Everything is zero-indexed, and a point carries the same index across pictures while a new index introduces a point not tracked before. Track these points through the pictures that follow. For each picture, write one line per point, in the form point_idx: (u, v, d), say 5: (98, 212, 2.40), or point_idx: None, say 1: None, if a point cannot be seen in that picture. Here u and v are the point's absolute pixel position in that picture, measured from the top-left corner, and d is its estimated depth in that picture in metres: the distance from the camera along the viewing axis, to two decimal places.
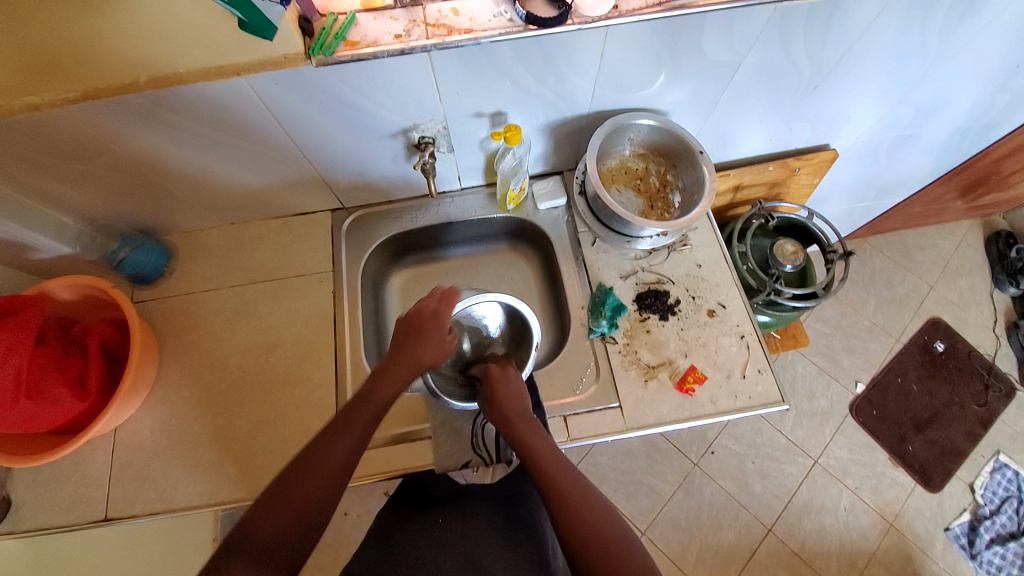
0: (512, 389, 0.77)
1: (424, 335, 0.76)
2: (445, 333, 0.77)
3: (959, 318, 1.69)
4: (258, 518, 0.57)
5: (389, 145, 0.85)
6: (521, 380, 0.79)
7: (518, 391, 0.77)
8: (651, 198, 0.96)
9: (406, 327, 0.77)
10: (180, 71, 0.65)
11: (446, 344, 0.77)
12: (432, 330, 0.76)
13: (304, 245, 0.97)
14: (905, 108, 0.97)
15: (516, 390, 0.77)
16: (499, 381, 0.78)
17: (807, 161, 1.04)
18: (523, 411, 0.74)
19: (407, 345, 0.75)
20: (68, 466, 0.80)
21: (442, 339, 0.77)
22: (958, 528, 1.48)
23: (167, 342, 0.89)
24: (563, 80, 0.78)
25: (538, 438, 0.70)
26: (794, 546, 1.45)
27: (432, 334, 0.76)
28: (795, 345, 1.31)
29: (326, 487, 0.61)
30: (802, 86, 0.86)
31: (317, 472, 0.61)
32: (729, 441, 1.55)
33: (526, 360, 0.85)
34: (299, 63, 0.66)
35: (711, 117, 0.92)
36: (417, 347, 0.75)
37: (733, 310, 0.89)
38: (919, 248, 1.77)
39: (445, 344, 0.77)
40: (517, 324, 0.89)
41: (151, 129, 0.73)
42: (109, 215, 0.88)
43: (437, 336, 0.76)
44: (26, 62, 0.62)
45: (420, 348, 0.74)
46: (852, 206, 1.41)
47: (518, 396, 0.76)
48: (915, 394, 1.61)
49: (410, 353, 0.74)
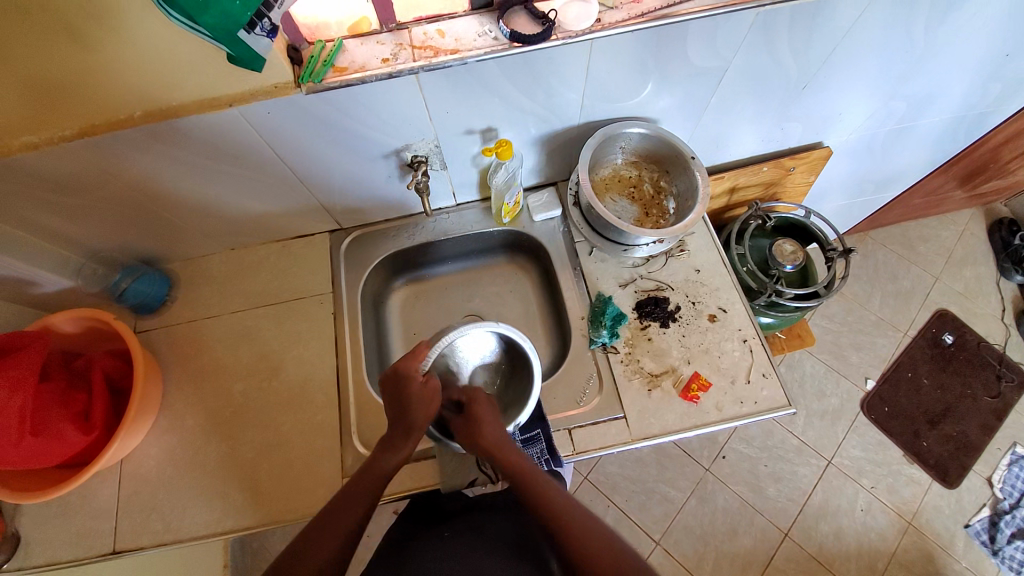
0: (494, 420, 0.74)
1: (406, 392, 0.72)
2: (424, 381, 0.73)
3: (967, 309, 1.67)
4: None
5: (383, 166, 0.86)
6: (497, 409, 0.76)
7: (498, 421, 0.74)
8: (645, 205, 0.96)
9: (389, 388, 0.74)
10: (174, 104, 0.67)
11: (432, 387, 0.73)
12: (410, 385, 0.72)
13: (303, 268, 0.97)
14: (896, 101, 0.97)
15: (495, 419, 0.74)
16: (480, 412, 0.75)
17: (801, 160, 1.05)
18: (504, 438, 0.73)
19: (396, 408, 0.73)
20: (75, 500, 0.80)
21: (424, 387, 0.73)
22: (979, 525, 1.44)
23: (171, 370, 0.89)
24: (552, 94, 0.78)
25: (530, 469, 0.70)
26: (812, 549, 1.42)
27: (412, 391, 0.72)
28: (801, 345, 1.30)
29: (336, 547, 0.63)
30: (790, 87, 0.87)
31: (324, 540, 0.63)
32: (740, 444, 1.53)
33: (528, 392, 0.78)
34: (290, 92, 0.67)
35: (701, 122, 0.92)
36: (404, 409, 0.72)
37: (734, 314, 0.89)
38: (922, 240, 1.75)
39: (432, 394, 0.73)
40: (515, 353, 0.81)
41: (149, 162, 0.74)
42: (111, 247, 0.89)
43: (419, 391, 0.72)
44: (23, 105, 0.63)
45: (405, 409, 0.72)
46: (851, 201, 1.40)
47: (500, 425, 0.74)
48: (927, 389, 1.58)
49: (401, 415, 0.73)
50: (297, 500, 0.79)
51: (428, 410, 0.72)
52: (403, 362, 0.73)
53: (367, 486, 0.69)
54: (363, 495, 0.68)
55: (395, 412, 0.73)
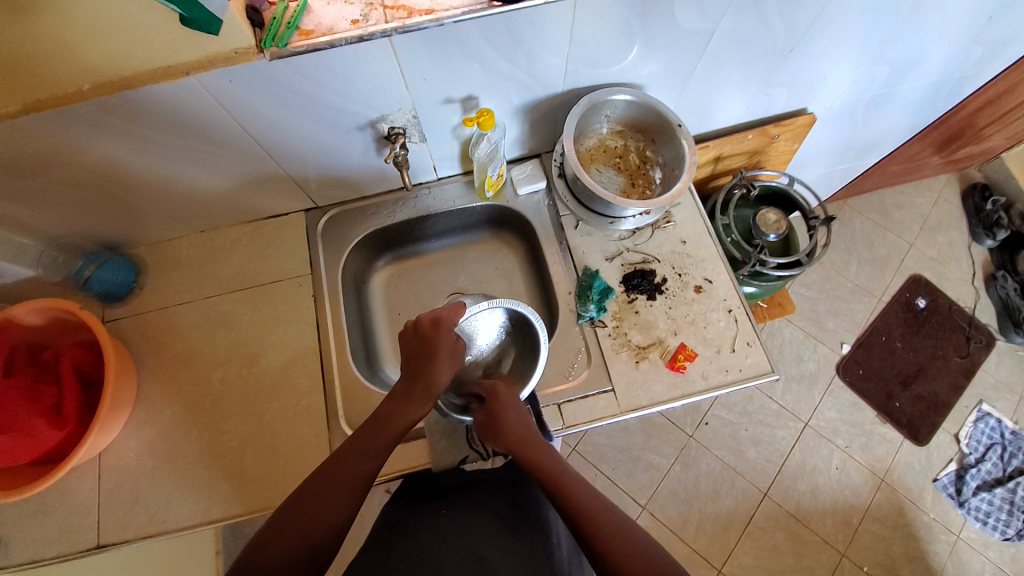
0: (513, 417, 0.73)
1: (436, 347, 0.72)
2: (456, 340, 0.74)
3: (939, 273, 1.72)
4: (264, 546, 0.57)
5: (358, 138, 0.82)
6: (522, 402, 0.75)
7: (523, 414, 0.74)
8: (631, 175, 0.94)
9: (418, 341, 0.73)
10: (125, 74, 0.61)
11: (459, 348, 0.75)
12: (442, 339, 0.73)
13: (280, 249, 0.93)
14: (881, 66, 0.96)
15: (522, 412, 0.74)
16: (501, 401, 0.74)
17: (786, 127, 1.04)
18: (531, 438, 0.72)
19: (420, 362, 0.72)
20: (52, 497, 0.77)
21: (454, 346, 0.74)
22: (946, 478, 1.53)
23: (145, 360, 0.85)
24: (534, 59, 0.75)
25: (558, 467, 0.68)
26: (791, 507, 1.49)
27: (443, 347, 0.73)
28: (782, 313, 1.33)
29: (336, 517, 0.61)
30: (776, 52, 0.85)
31: (323, 505, 0.61)
32: (723, 411, 1.57)
33: (529, 376, 0.77)
34: (252, 58, 0.62)
35: (687, 89, 0.90)
36: (429, 367, 0.72)
37: (720, 285, 0.89)
38: (898, 207, 1.79)
39: (456, 358, 0.74)
40: (523, 339, 0.81)
41: (105, 139, 0.68)
42: (71, 232, 0.84)
43: (449, 346, 0.73)
44: None
45: (433, 366, 0.72)
46: (832, 168, 1.40)
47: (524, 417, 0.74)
48: (900, 351, 1.64)
49: (420, 371, 0.72)
50: (287, 486, 0.78)
51: (451, 370, 0.73)
52: (444, 315, 0.74)
53: (380, 442, 0.68)
54: (370, 455, 0.67)
55: (414, 366, 0.72)
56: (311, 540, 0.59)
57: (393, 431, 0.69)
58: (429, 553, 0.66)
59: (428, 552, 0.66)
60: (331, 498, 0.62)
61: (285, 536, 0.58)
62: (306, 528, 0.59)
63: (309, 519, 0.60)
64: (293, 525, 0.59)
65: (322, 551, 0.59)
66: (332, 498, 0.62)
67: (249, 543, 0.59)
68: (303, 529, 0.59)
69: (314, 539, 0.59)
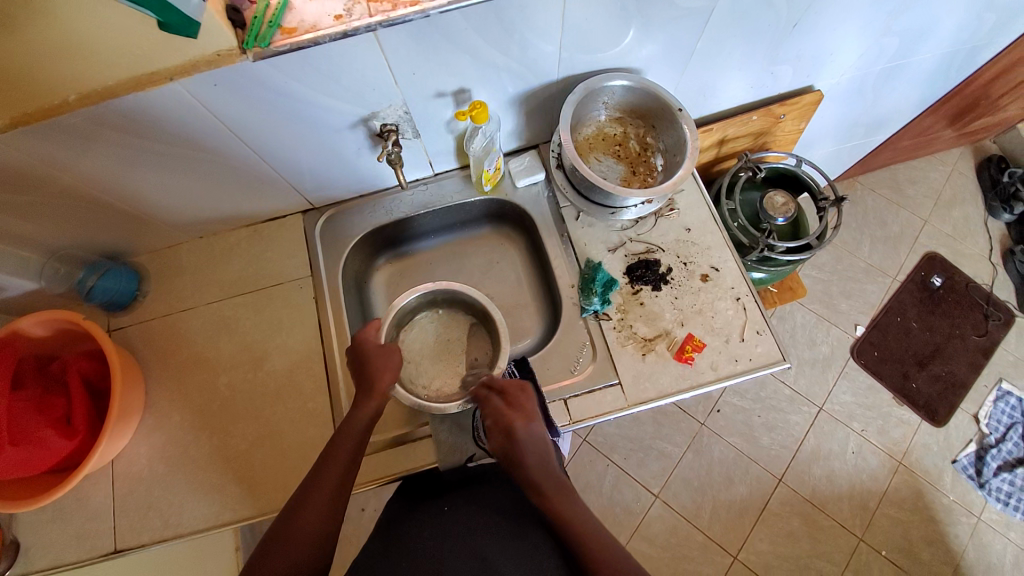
0: (534, 427, 0.67)
1: (365, 355, 0.74)
2: (380, 342, 0.75)
3: (955, 250, 1.67)
4: (265, 561, 0.58)
5: (350, 137, 0.80)
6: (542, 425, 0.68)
7: (540, 442, 0.67)
8: (632, 163, 0.92)
9: (352, 354, 0.75)
10: (110, 84, 0.60)
11: (391, 349, 0.75)
12: (367, 348, 0.74)
13: (279, 252, 0.93)
14: (889, 38, 0.92)
15: (539, 440, 0.67)
16: (524, 409, 0.68)
17: (792, 106, 1.00)
18: (542, 466, 0.65)
19: (357, 374, 0.73)
20: (69, 504, 0.79)
21: (383, 348, 0.75)
22: (965, 459, 1.50)
23: (152, 367, 0.86)
24: (526, 47, 0.72)
25: (569, 506, 0.63)
26: (806, 492, 1.47)
27: (372, 355, 0.74)
28: (793, 297, 1.29)
29: (319, 528, 0.61)
30: (780, 27, 0.81)
31: (311, 510, 0.61)
32: (734, 398, 1.55)
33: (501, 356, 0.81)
34: (235, 59, 0.61)
35: (687, 71, 0.87)
36: (365, 373, 0.72)
37: (727, 273, 0.87)
38: (911, 183, 1.73)
39: (393, 355, 0.74)
40: (483, 318, 0.91)
41: (94, 150, 0.68)
42: (72, 243, 0.84)
43: (378, 352, 0.74)
44: None
45: (368, 370, 0.72)
46: (841, 146, 1.35)
47: (539, 443, 0.67)
48: (915, 331, 1.60)
49: (364, 376, 0.72)
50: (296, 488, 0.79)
51: (394, 373, 0.73)
52: (361, 331, 0.76)
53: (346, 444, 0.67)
54: (336, 459, 0.65)
55: (358, 376, 0.73)
56: (296, 552, 0.59)
57: (355, 432, 0.68)
58: (430, 552, 0.66)
59: (430, 552, 0.66)
60: (309, 507, 0.61)
61: (280, 552, 0.58)
62: (290, 539, 0.59)
63: (303, 527, 0.60)
64: (281, 536, 0.60)
65: (310, 562, 0.59)
66: (313, 505, 0.61)
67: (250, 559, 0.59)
68: (296, 536, 0.59)
69: (298, 552, 0.59)
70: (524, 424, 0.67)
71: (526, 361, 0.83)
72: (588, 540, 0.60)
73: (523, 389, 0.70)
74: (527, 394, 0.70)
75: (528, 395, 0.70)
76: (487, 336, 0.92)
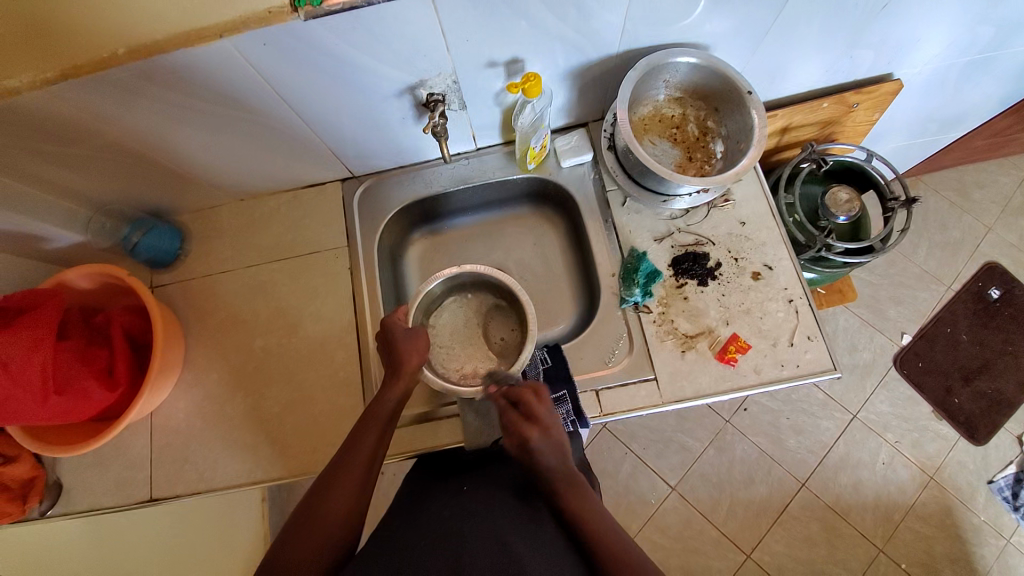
0: (552, 437, 0.64)
1: (392, 339, 0.74)
2: (410, 328, 0.74)
3: (1020, 262, 1.54)
4: (292, 537, 0.58)
5: (396, 105, 0.77)
6: (561, 432, 0.64)
7: (562, 449, 0.64)
8: (689, 148, 0.86)
9: (382, 337, 0.75)
10: (158, 38, 0.58)
11: (420, 335, 0.75)
12: (396, 332, 0.74)
13: (315, 220, 0.92)
14: (986, 26, 0.82)
15: (560, 450, 0.63)
16: (540, 418, 0.65)
17: (867, 95, 0.92)
18: (567, 475, 0.62)
19: (386, 356, 0.73)
20: (111, 451, 0.82)
21: (411, 333, 0.74)
22: (1003, 481, 1.42)
23: (192, 325, 0.87)
24: (587, 16, 0.67)
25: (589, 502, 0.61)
26: (828, 499, 1.43)
27: (399, 337, 0.73)
28: (842, 301, 1.22)
29: (348, 505, 0.61)
30: (868, 7, 0.73)
31: (339, 485, 0.62)
32: (763, 397, 1.51)
33: (524, 349, 0.78)
34: (286, 17, 0.58)
35: (758, 50, 0.80)
36: (394, 354, 0.73)
37: (781, 272, 0.81)
38: (979, 185, 1.60)
39: (420, 337, 0.74)
40: (514, 306, 0.90)
41: (140, 104, 0.67)
42: (118, 198, 0.85)
43: (407, 336, 0.74)
44: (9, 46, 0.59)
45: (396, 351, 0.72)
46: (911, 141, 1.25)
47: (560, 453, 0.63)
48: (964, 345, 1.50)
49: (392, 360, 0.72)
50: (323, 456, 0.80)
51: (419, 353, 0.73)
52: (390, 316, 0.76)
53: (376, 422, 0.67)
54: (367, 434, 0.66)
55: (388, 357, 0.73)
56: (324, 532, 0.59)
57: (386, 409, 0.69)
58: (450, 527, 0.62)
59: (448, 528, 0.62)
60: (337, 487, 0.61)
61: (309, 524, 0.59)
62: (319, 519, 0.59)
63: (331, 502, 0.60)
64: (309, 514, 0.60)
65: (336, 542, 0.59)
66: (342, 486, 0.61)
67: (278, 535, 0.60)
68: (325, 511, 0.60)
69: (326, 530, 0.59)
70: (540, 435, 0.63)
71: (559, 350, 0.80)
72: (608, 542, 0.58)
73: (538, 395, 0.66)
74: (541, 402, 0.66)
75: (543, 401, 0.66)
76: (518, 323, 0.90)
